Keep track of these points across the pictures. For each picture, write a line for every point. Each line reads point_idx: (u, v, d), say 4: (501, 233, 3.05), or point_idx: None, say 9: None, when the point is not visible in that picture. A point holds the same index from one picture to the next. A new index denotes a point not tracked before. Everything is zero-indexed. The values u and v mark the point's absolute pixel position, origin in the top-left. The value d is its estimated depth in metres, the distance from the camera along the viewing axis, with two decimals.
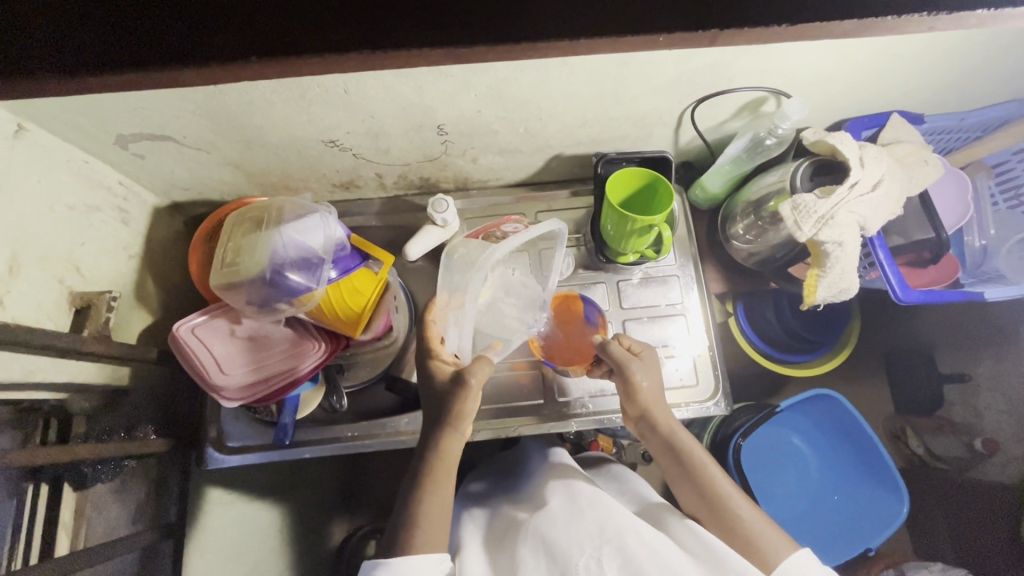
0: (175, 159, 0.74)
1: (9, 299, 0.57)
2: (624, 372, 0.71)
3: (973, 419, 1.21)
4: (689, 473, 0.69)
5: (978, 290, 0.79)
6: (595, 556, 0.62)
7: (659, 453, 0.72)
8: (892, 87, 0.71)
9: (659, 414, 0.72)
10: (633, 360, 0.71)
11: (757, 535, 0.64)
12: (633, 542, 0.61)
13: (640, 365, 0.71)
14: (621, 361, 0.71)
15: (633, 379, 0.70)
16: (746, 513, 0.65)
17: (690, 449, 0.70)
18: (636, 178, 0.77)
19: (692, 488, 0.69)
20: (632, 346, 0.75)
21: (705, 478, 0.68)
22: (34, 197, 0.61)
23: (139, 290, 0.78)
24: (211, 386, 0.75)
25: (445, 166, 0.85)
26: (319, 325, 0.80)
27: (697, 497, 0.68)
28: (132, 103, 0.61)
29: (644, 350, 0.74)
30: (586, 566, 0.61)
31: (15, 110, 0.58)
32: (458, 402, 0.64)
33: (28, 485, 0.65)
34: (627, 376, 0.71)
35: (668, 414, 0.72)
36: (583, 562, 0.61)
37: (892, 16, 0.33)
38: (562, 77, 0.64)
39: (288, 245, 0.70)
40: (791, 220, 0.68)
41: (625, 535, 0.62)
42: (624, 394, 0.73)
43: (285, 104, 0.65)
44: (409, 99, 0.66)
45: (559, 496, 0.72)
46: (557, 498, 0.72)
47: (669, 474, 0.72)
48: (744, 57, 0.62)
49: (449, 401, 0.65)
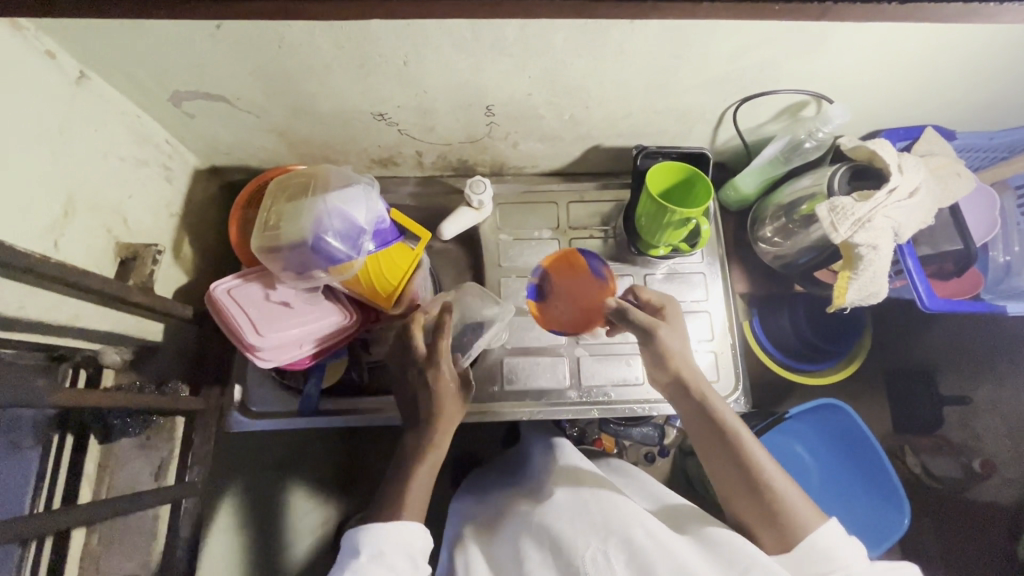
0: (224, 121, 0.75)
1: (63, 243, 0.59)
2: (653, 336, 0.69)
3: (971, 441, 1.24)
4: (724, 443, 0.67)
5: (1000, 304, 0.81)
6: (602, 550, 0.62)
7: (692, 423, 0.70)
8: (929, 97, 0.74)
9: (693, 379, 0.70)
10: (660, 325, 0.69)
11: (790, 508, 0.63)
12: (640, 535, 0.62)
13: (668, 331, 0.69)
14: (649, 327, 0.69)
15: (665, 346, 0.68)
16: (780, 486, 0.64)
17: (727, 420, 0.67)
18: (675, 172, 0.78)
19: (725, 460, 0.67)
20: (655, 303, 0.75)
21: (742, 451, 0.65)
22: (90, 145, 0.62)
23: (176, 250, 0.79)
24: (245, 344, 0.74)
25: (485, 149, 0.86)
26: (347, 295, 0.81)
27: (730, 470, 0.66)
28: (195, 60, 0.62)
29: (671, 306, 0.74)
30: (593, 559, 0.61)
31: (82, 58, 0.59)
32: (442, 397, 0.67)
33: (54, 435, 0.69)
34: (657, 342, 0.69)
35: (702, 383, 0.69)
36: (589, 554, 0.62)
37: (995, 3, 0.34)
38: (620, 62, 0.65)
39: (332, 212, 0.72)
40: (828, 221, 0.70)
41: (632, 527, 0.63)
42: (655, 360, 0.70)
43: (344, 72, 0.66)
44: (464, 77, 0.67)
45: (564, 490, 0.73)
46: (561, 493, 0.72)
47: (700, 443, 0.69)
48: (795, 53, 0.64)
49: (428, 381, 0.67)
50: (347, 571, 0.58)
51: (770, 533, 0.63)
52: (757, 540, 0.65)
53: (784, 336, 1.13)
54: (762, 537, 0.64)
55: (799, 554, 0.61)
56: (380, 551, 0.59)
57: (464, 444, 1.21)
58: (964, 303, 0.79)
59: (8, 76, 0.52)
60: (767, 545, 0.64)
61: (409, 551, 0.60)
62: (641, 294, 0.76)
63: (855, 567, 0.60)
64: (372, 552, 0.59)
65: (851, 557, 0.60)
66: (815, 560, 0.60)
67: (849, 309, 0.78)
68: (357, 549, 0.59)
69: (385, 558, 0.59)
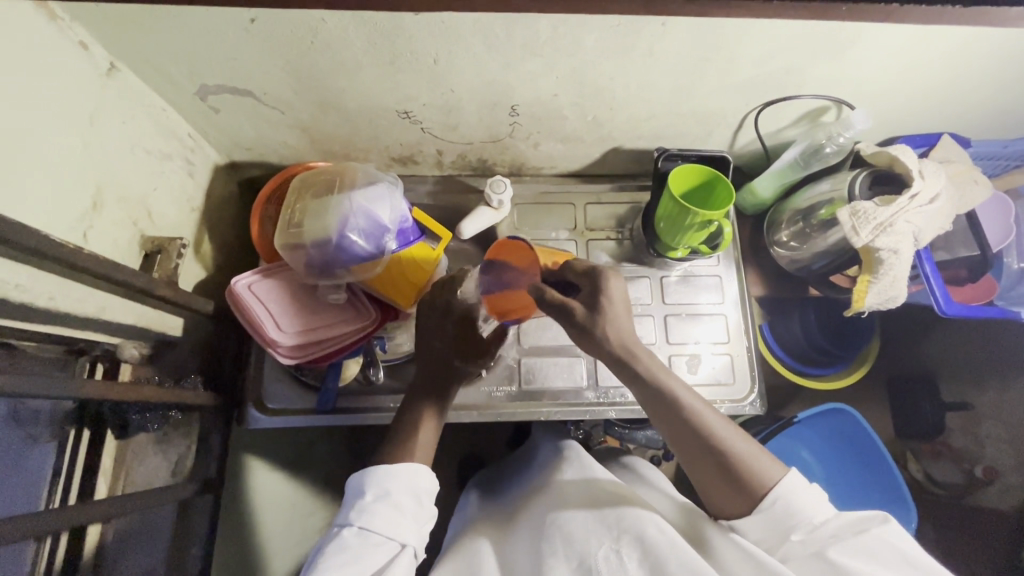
0: (248, 116, 0.74)
1: (91, 234, 0.59)
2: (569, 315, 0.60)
3: (973, 447, 1.19)
4: (680, 416, 0.61)
5: (1014, 311, 0.82)
6: (614, 548, 0.62)
7: (642, 397, 0.64)
8: (946, 104, 0.75)
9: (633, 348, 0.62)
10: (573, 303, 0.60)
11: (752, 467, 0.60)
12: (652, 532, 0.62)
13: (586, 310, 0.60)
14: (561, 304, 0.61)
15: (590, 322, 0.61)
16: (738, 447, 0.61)
17: (677, 390, 0.62)
18: (697, 175, 0.79)
19: (684, 435, 0.62)
20: (590, 271, 0.63)
21: (697, 420, 0.61)
22: (117, 137, 0.62)
23: (196, 244, 0.78)
24: (266, 340, 0.75)
25: (506, 148, 0.86)
26: (368, 295, 0.80)
27: (689, 444, 0.61)
28: (226, 52, 0.61)
29: (611, 279, 0.62)
30: (605, 559, 0.61)
31: (114, 49, 0.59)
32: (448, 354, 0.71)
33: (70, 430, 0.68)
34: (580, 322, 0.61)
35: (647, 353, 0.63)
36: (601, 553, 0.62)
37: None
38: (647, 64, 0.66)
39: (359, 212, 0.72)
40: (849, 225, 0.71)
41: (644, 524, 0.63)
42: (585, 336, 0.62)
43: (373, 69, 0.66)
44: (492, 76, 0.67)
45: (578, 493, 0.72)
46: (576, 494, 0.72)
47: (655, 419, 0.64)
48: (822, 58, 0.65)
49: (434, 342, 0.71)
50: (352, 509, 0.58)
51: (735, 496, 0.61)
52: (722, 504, 0.62)
53: (793, 339, 1.12)
54: (729, 501, 0.61)
55: (766, 510, 0.59)
56: (385, 490, 0.58)
57: (471, 446, 1.21)
58: (979, 308, 0.80)
59: (43, 66, 0.51)
60: (735, 508, 0.61)
61: (416, 490, 0.60)
62: (568, 270, 0.66)
63: (822, 520, 0.59)
64: (377, 492, 0.58)
65: (819, 513, 0.59)
66: (781, 518, 0.59)
67: (867, 313, 0.79)
68: (361, 489, 0.59)
69: (390, 498, 0.58)
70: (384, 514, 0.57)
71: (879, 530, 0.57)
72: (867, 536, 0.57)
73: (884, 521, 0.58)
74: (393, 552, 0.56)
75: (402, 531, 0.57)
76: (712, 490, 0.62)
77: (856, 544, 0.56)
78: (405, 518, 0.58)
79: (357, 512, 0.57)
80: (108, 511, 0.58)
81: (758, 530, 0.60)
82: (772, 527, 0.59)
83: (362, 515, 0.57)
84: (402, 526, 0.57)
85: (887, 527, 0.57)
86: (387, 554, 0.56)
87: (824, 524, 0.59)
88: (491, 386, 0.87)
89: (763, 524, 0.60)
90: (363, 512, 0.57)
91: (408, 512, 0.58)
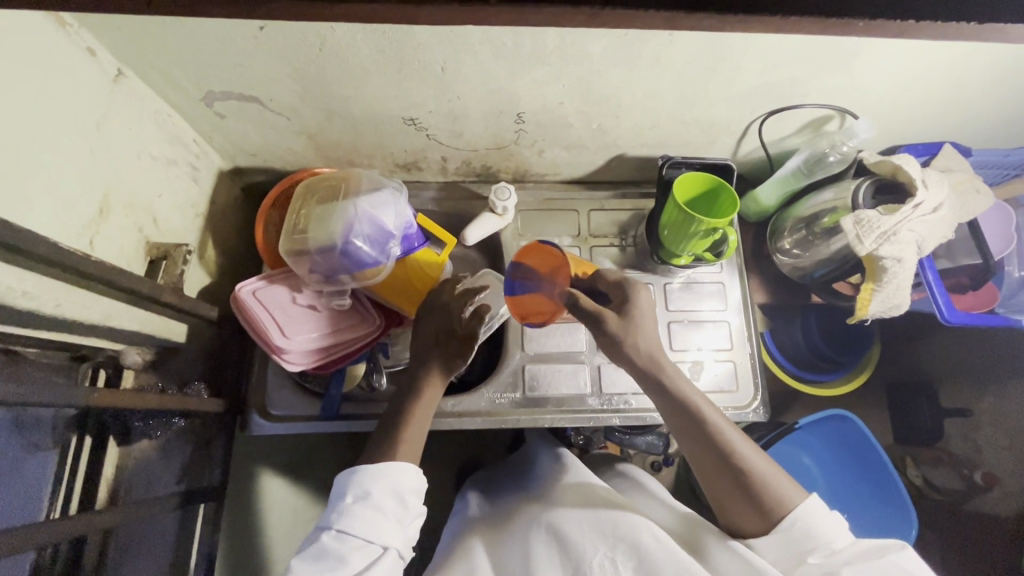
0: (254, 123, 0.74)
1: (97, 240, 0.59)
2: (597, 323, 0.63)
3: (973, 453, 1.19)
4: (701, 433, 0.62)
5: (1015, 319, 0.82)
6: (609, 556, 0.63)
7: (665, 411, 0.64)
8: (948, 115, 0.76)
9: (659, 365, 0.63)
10: (605, 312, 0.63)
11: (771, 489, 0.60)
12: (648, 540, 0.62)
13: (615, 320, 0.62)
14: (594, 315, 0.63)
15: (610, 331, 0.62)
16: (759, 467, 0.61)
17: (701, 406, 0.63)
18: (701, 183, 0.79)
19: (705, 452, 0.62)
20: (622, 283, 0.66)
21: (719, 437, 0.61)
22: (124, 143, 0.62)
23: (201, 249, 0.78)
24: (273, 347, 0.74)
25: (510, 155, 0.87)
26: (373, 301, 0.81)
27: (709, 459, 0.62)
28: (234, 59, 0.61)
29: (640, 290, 0.65)
30: (600, 564, 0.62)
31: (122, 56, 0.60)
32: (449, 354, 0.68)
33: (72, 437, 0.67)
34: (603, 329, 0.62)
35: (671, 368, 0.63)
36: (597, 560, 0.63)
37: None
38: (653, 75, 0.67)
39: (363, 217, 0.72)
40: (853, 233, 0.71)
41: (639, 532, 0.63)
42: (611, 347, 0.63)
43: (380, 77, 0.66)
44: (499, 85, 0.68)
45: (574, 495, 0.72)
46: (572, 496, 0.72)
47: (676, 432, 0.65)
48: (825, 69, 0.65)
49: (428, 337, 0.69)
50: (333, 512, 0.58)
51: (753, 515, 0.61)
52: (739, 521, 0.62)
53: (794, 345, 1.12)
54: (743, 519, 0.62)
55: (782, 532, 0.59)
56: (366, 492, 0.58)
57: (471, 452, 1.20)
58: (981, 316, 0.80)
59: (52, 73, 0.51)
60: (750, 527, 0.61)
61: (397, 489, 0.59)
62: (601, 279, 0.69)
63: (841, 547, 0.58)
64: (358, 494, 0.58)
65: (835, 536, 0.58)
66: (798, 539, 0.58)
67: (869, 320, 0.80)
68: (343, 492, 0.59)
69: (371, 499, 0.58)
70: (363, 517, 0.57)
71: (896, 556, 0.56)
72: (884, 560, 0.55)
73: (902, 548, 0.57)
74: (374, 555, 0.56)
75: (383, 534, 0.57)
76: (728, 508, 0.62)
77: (874, 567, 0.55)
78: (386, 519, 0.58)
79: (337, 515, 0.57)
80: (108, 520, 0.58)
81: (772, 550, 0.59)
82: (787, 549, 0.59)
83: (341, 518, 0.57)
84: (383, 528, 0.57)
85: (904, 554, 0.56)
86: (369, 557, 0.56)
87: (841, 550, 0.58)
88: (494, 393, 0.86)
89: (778, 546, 0.59)
90: (343, 516, 0.57)
91: (390, 512, 0.58)
